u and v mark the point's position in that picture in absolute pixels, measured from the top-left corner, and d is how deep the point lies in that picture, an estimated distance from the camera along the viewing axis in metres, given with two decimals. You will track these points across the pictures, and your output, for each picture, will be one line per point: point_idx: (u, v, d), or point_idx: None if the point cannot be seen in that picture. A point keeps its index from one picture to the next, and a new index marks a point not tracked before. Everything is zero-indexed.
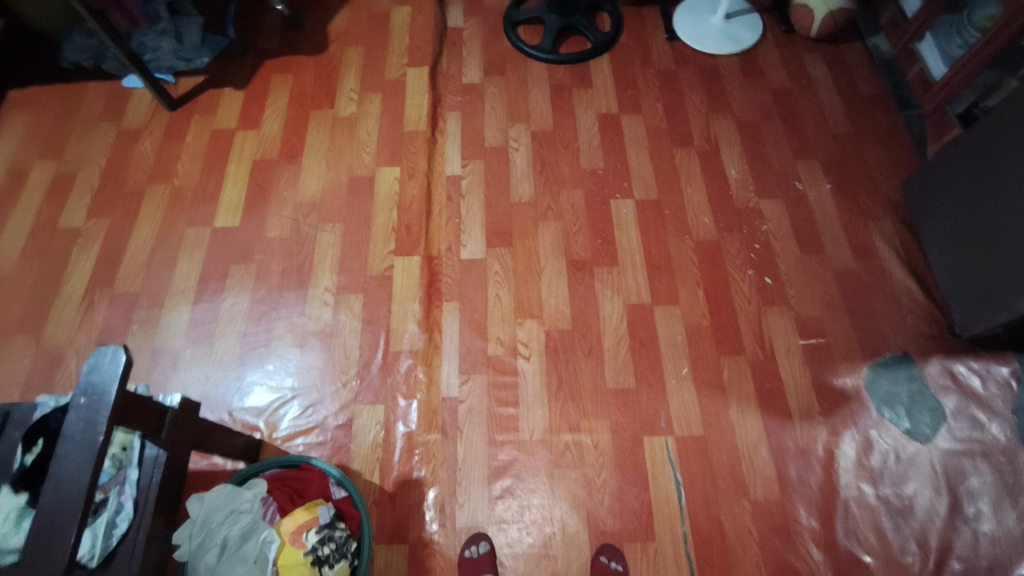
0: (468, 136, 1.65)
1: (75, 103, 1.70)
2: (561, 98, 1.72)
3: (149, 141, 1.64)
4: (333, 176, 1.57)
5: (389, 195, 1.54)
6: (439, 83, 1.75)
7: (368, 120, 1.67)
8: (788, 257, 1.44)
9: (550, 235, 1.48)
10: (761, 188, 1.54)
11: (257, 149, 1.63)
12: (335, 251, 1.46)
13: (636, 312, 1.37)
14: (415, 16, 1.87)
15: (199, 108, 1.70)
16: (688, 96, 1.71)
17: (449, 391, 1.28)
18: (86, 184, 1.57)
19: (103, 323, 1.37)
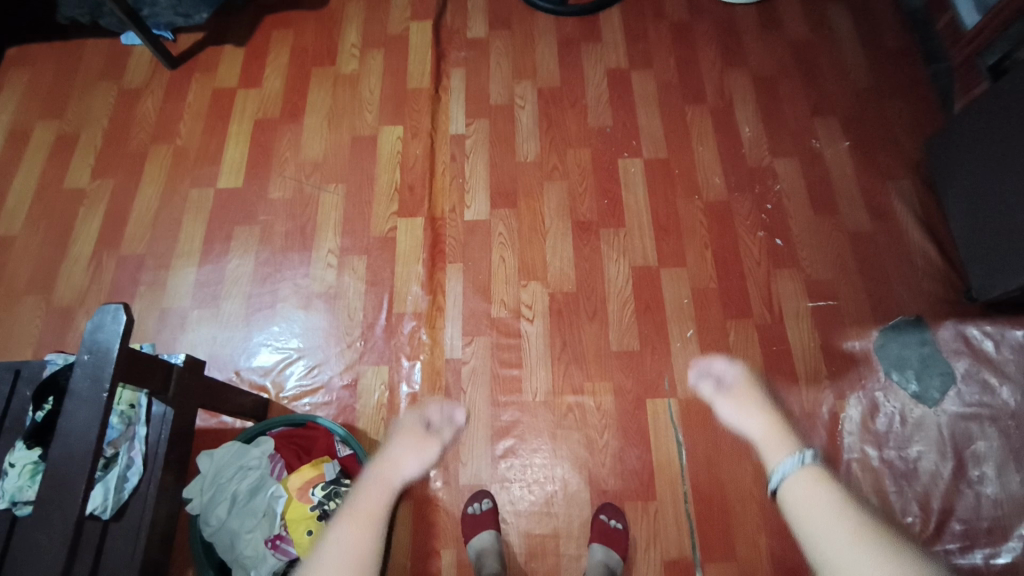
0: (474, 94, 1.60)
1: (74, 61, 1.67)
2: (569, 53, 1.65)
3: (150, 100, 1.61)
4: (335, 136, 1.54)
5: (392, 156, 1.51)
6: (443, 37, 1.69)
7: (370, 77, 1.62)
8: (802, 219, 1.40)
9: (556, 195, 1.44)
10: (776, 147, 1.49)
11: (257, 108, 1.59)
12: (338, 211, 1.44)
13: (643, 275, 1.34)
14: None
15: (199, 66, 1.66)
16: (703, 50, 1.63)
17: (453, 352, 1.28)
18: (88, 145, 1.55)
19: (111, 283, 1.38)
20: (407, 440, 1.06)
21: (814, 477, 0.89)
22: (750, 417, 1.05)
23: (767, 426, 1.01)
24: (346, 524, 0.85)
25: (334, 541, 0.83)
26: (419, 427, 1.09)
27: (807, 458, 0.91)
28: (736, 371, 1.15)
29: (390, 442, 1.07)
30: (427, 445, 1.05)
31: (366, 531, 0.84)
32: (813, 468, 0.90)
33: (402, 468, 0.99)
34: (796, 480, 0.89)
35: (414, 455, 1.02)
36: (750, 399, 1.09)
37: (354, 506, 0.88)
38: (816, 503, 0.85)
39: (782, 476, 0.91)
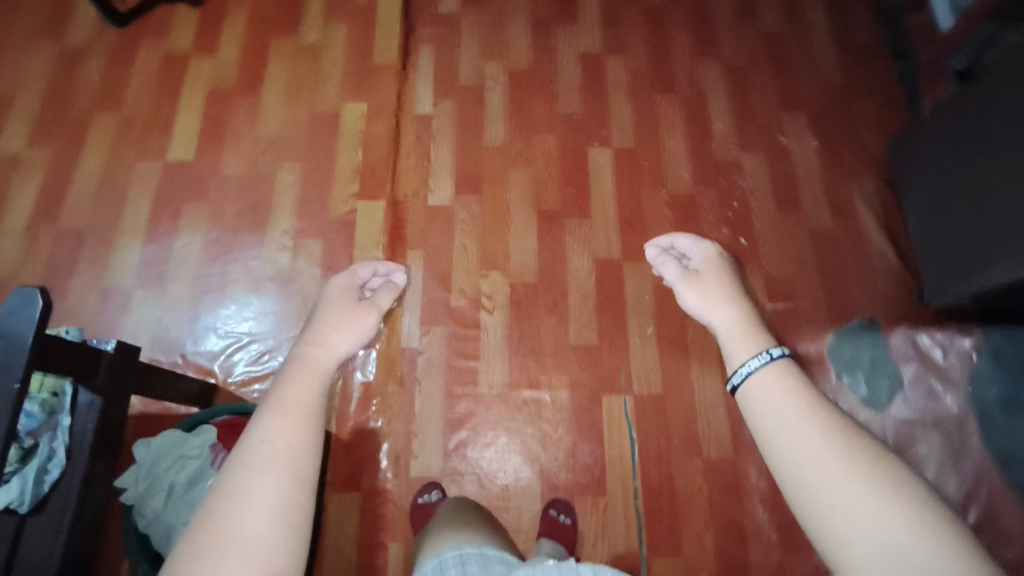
0: (442, 73, 1.54)
1: (10, 16, 1.55)
2: (543, 34, 1.60)
3: (94, 63, 1.51)
4: (294, 112, 1.47)
5: (353, 134, 1.45)
6: (412, 10, 1.62)
7: (333, 50, 1.55)
8: (766, 216, 1.39)
9: (521, 183, 1.41)
10: (745, 142, 1.47)
11: (211, 78, 1.51)
12: (293, 190, 1.39)
13: (605, 268, 1.32)
14: None
15: (148, 28, 1.56)
16: (679, 38, 1.59)
17: (409, 341, 1.25)
18: (25, 108, 1.46)
19: (47, 260, 1.31)
20: (339, 309, 1.05)
21: (777, 380, 0.66)
22: (717, 312, 0.87)
23: (736, 325, 0.82)
24: (279, 401, 0.79)
25: (269, 418, 0.76)
26: (348, 298, 1.06)
27: (766, 350, 0.70)
28: (703, 259, 1.01)
29: (318, 311, 1.05)
30: (362, 319, 1.05)
31: (301, 410, 0.78)
32: (772, 361, 0.69)
33: (333, 341, 0.94)
34: (756, 374, 0.68)
35: (346, 327, 1.00)
36: (710, 287, 0.93)
37: (290, 384, 0.82)
38: (785, 397, 0.64)
39: (749, 368, 0.69)
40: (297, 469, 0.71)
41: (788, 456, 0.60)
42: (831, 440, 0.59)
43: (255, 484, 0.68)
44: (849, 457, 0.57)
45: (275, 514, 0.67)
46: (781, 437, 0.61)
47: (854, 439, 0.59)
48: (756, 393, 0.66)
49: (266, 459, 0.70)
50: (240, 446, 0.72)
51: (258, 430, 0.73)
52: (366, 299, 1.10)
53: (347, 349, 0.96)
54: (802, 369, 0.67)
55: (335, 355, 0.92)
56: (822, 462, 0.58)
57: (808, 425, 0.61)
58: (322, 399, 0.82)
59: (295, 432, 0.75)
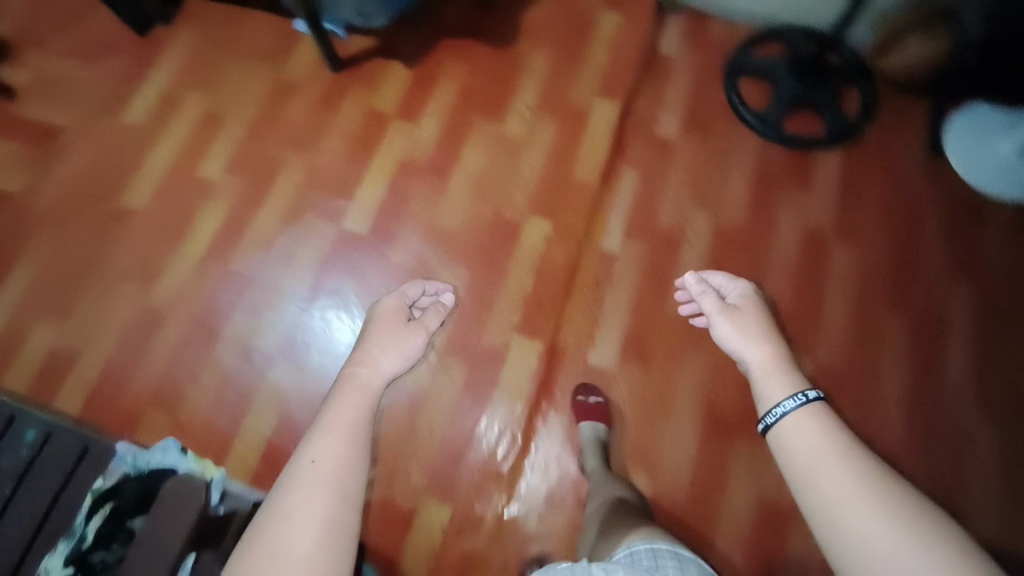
0: (641, 206, 1.38)
1: (243, 35, 1.59)
2: (766, 192, 1.39)
3: (303, 101, 1.51)
4: (477, 207, 1.38)
5: (530, 255, 1.33)
6: (629, 125, 1.46)
7: (535, 148, 1.43)
8: (981, 515, 1.16)
9: (695, 371, 1.24)
10: (980, 409, 1.23)
11: (407, 147, 1.45)
12: (456, 300, 1.30)
13: (766, 510, 1.14)
14: (624, 29, 1.56)
15: (362, 77, 1.53)
16: (929, 246, 1.35)
17: (527, 522, 1.14)
18: (230, 132, 1.48)
19: (206, 299, 1.33)
20: (388, 327, 0.99)
21: (810, 420, 0.69)
22: (748, 342, 0.83)
23: (769, 360, 0.80)
24: (325, 425, 0.74)
25: (318, 439, 0.73)
26: (399, 320, 1.02)
27: (804, 393, 0.72)
28: (740, 290, 0.96)
29: (367, 331, 1.00)
30: (411, 339, 0.98)
31: (348, 432, 0.74)
32: (807, 406, 0.70)
33: (380, 359, 0.90)
34: (794, 416, 0.70)
35: (395, 343, 0.96)
36: (746, 320, 0.88)
37: (335, 408, 0.78)
38: (814, 444, 0.66)
39: (782, 410, 0.71)
40: (341, 486, 0.68)
41: (822, 491, 0.61)
42: (863, 478, 0.61)
43: (295, 506, 0.65)
44: (877, 495, 0.59)
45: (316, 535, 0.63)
46: (821, 483, 0.62)
47: (881, 475, 0.61)
48: (796, 436, 0.68)
49: (313, 482, 0.67)
50: (292, 466, 0.69)
51: (307, 452, 0.71)
52: (411, 321, 1.03)
53: (393, 368, 0.90)
54: (840, 418, 0.69)
55: (380, 374, 0.87)
56: (847, 498, 0.60)
57: (834, 456, 0.63)
58: (365, 413, 0.79)
59: (341, 455, 0.71)
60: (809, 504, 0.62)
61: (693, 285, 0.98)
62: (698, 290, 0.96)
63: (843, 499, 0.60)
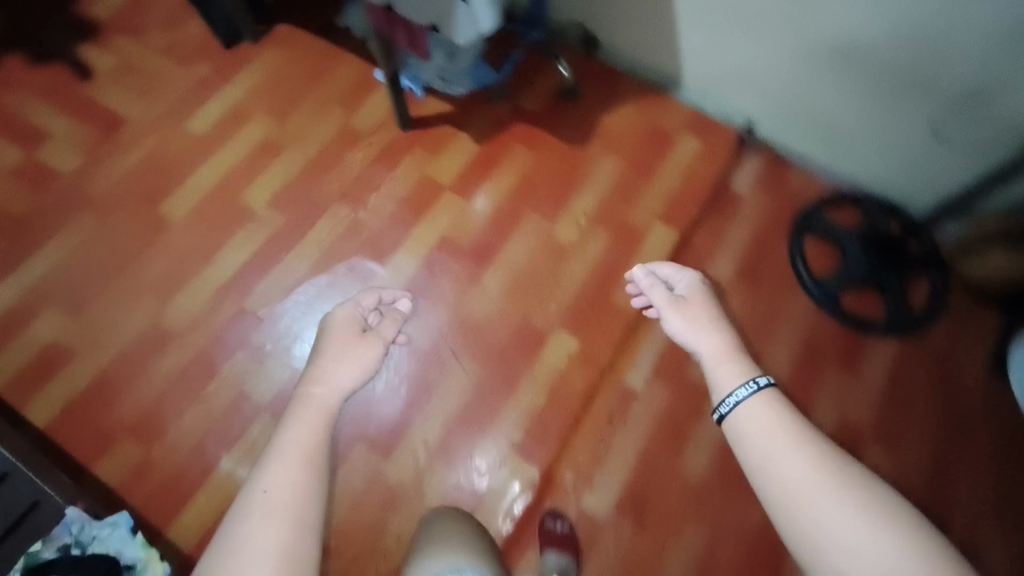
0: (675, 347, 1.30)
1: (325, 72, 1.60)
2: (809, 365, 1.31)
3: (364, 152, 1.50)
4: (508, 306, 1.32)
5: (548, 371, 1.27)
6: (682, 257, 1.41)
7: (581, 258, 1.38)
8: None
9: (690, 544, 1.14)
10: None
11: (452, 223, 1.41)
12: (462, 400, 1.24)
13: None
14: (700, 156, 1.53)
15: (428, 140, 1.51)
16: (973, 473, 1.23)
17: None
18: (286, 167, 1.48)
19: (213, 331, 1.30)
20: (342, 342, 1.04)
21: (768, 413, 0.82)
22: (696, 331, 1.02)
23: (719, 349, 0.97)
24: (289, 442, 0.84)
25: (272, 466, 0.81)
26: (354, 320, 1.11)
27: (755, 382, 0.87)
28: (688, 284, 1.16)
29: (318, 354, 1.03)
30: (365, 348, 1.05)
31: (307, 446, 0.84)
32: (759, 395, 0.85)
33: (335, 375, 0.97)
34: (745, 406, 0.84)
35: (348, 367, 1.00)
36: (688, 311, 1.08)
37: (288, 434, 0.85)
38: (766, 429, 0.80)
39: (736, 399, 0.86)
40: (303, 487, 0.78)
41: (783, 478, 0.73)
42: (821, 469, 0.72)
43: (247, 535, 0.72)
44: (835, 487, 0.69)
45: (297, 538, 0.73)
46: (784, 475, 0.73)
47: (847, 478, 0.70)
48: (749, 422, 0.82)
49: (268, 508, 0.74)
50: (250, 494, 0.76)
51: (258, 484, 0.77)
52: (365, 333, 1.08)
53: (348, 382, 0.98)
54: (783, 402, 0.84)
55: (338, 390, 0.95)
56: (808, 490, 0.70)
57: (786, 442, 0.77)
58: (328, 417, 0.91)
59: (293, 480, 0.78)
60: (787, 509, 0.71)
61: (641, 280, 1.20)
62: (648, 285, 1.17)
63: (801, 485, 0.71)
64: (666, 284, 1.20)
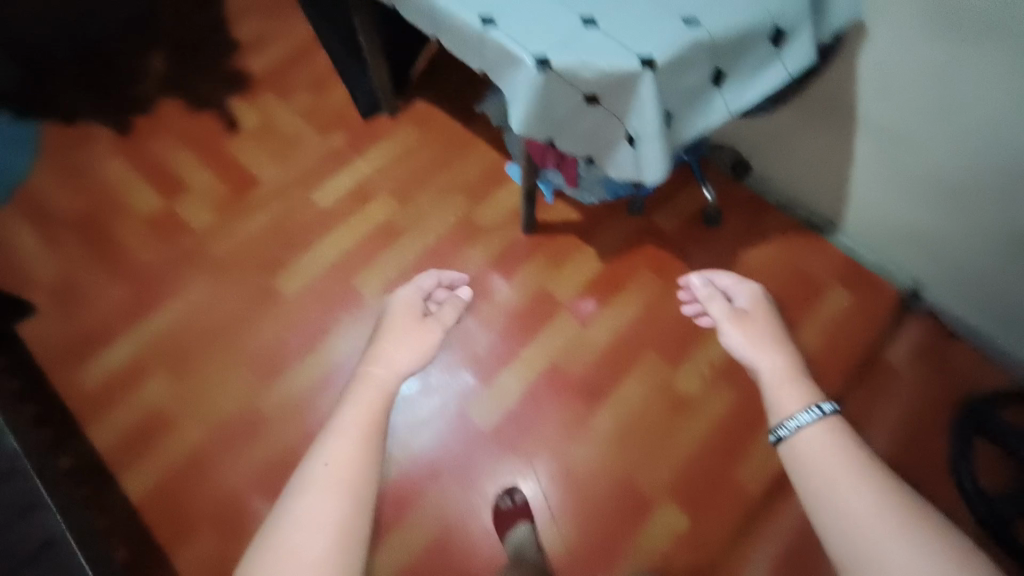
0: (801, 548, 1.13)
1: (456, 157, 1.56)
2: None
3: (482, 250, 1.43)
4: (612, 461, 1.22)
5: (649, 549, 1.14)
6: None
7: (700, 417, 1.25)
8: None
9: None
10: None
11: (565, 348, 1.33)
12: (541, 539, 1.15)
13: None
14: (849, 317, 1.37)
15: (550, 248, 1.43)
16: None
17: None
18: (402, 254, 1.44)
19: (305, 425, 1.26)
20: (403, 327, 0.88)
21: (826, 440, 0.64)
22: (761, 347, 0.80)
23: (783, 368, 0.75)
24: (348, 408, 0.72)
25: (327, 443, 0.68)
26: (413, 306, 0.94)
27: (818, 406, 0.67)
28: (749, 297, 0.92)
29: (380, 334, 0.88)
30: (431, 327, 0.89)
31: (371, 418, 0.71)
32: (822, 421, 0.66)
33: (395, 359, 0.80)
34: (807, 434, 0.65)
35: (404, 348, 0.84)
36: (754, 325, 0.84)
37: (350, 411, 0.71)
38: (824, 460, 0.62)
39: (798, 422, 0.66)
40: (355, 492, 0.63)
41: (837, 500, 0.58)
42: (884, 495, 0.57)
43: (307, 510, 0.60)
44: (897, 524, 0.54)
45: (331, 541, 0.58)
46: (842, 502, 0.58)
47: (911, 512, 0.55)
48: (810, 453, 0.63)
49: (330, 484, 0.63)
50: (309, 462, 0.66)
51: (322, 453, 0.66)
52: (428, 317, 0.92)
53: (411, 368, 0.81)
54: (851, 435, 0.65)
55: (401, 371, 0.79)
56: (867, 521, 0.55)
57: (847, 468, 0.60)
58: (388, 405, 0.75)
59: (355, 458, 0.65)
60: (837, 529, 0.57)
61: (700, 289, 0.99)
62: (707, 296, 0.96)
63: (862, 519, 0.56)
64: (727, 296, 0.96)
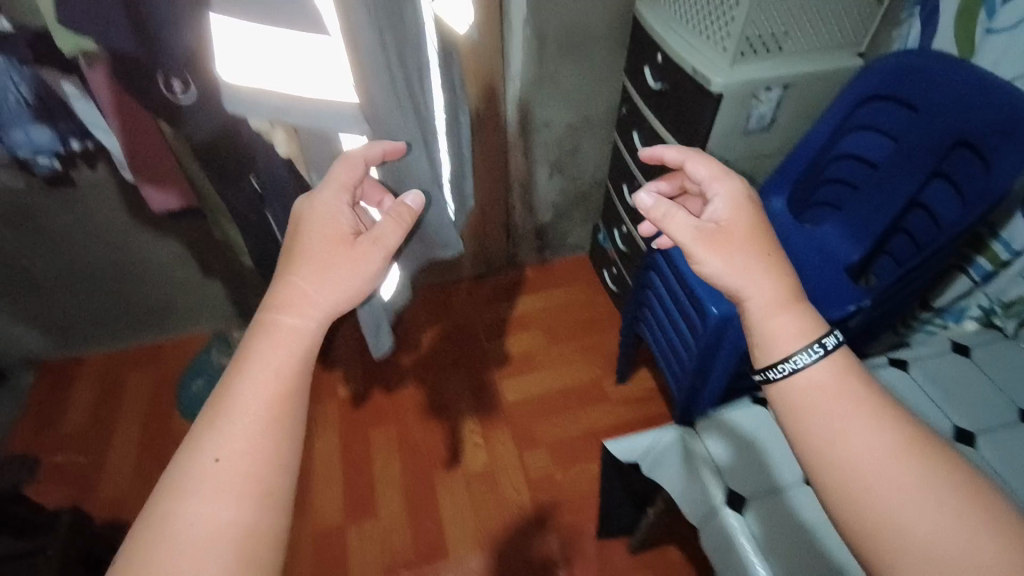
0: None
1: None
2: None
3: None
4: None
5: None
6: None
7: None
8: None
9: None
10: None
11: None
12: None
13: None
14: None
15: None
16: None
17: None
18: None
19: None
20: (326, 251, 0.62)
21: (829, 381, 0.51)
22: (742, 270, 0.59)
23: (773, 294, 0.57)
24: (256, 369, 0.53)
25: (210, 425, 0.51)
26: (343, 197, 0.63)
27: (819, 343, 0.53)
28: (725, 206, 0.67)
29: (296, 249, 0.62)
30: (379, 240, 0.64)
31: (281, 388, 0.54)
32: (826, 360, 0.52)
33: (317, 291, 0.59)
34: (807, 374, 0.52)
35: (331, 278, 0.60)
36: (731, 244, 0.62)
37: (252, 380, 0.53)
38: (824, 398, 0.51)
39: (798, 365, 0.53)
40: (260, 485, 0.50)
41: (843, 449, 0.48)
42: (892, 435, 0.48)
43: (196, 516, 0.48)
44: (903, 457, 0.47)
45: (234, 555, 0.47)
46: (841, 440, 0.48)
47: (917, 444, 0.48)
48: (809, 393, 0.51)
49: (221, 484, 0.49)
50: (196, 454, 0.50)
51: (211, 441, 0.50)
52: (364, 236, 0.64)
53: (343, 306, 0.61)
54: (861, 368, 0.53)
55: (320, 313, 0.59)
56: (872, 462, 0.47)
57: (858, 409, 0.49)
58: (306, 365, 0.56)
59: (256, 448, 0.51)
60: (850, 492, 0.47)
61: (647, 210, 0.68)
62: (660, 216, 0.67)
63: (871, 469, 0.47)
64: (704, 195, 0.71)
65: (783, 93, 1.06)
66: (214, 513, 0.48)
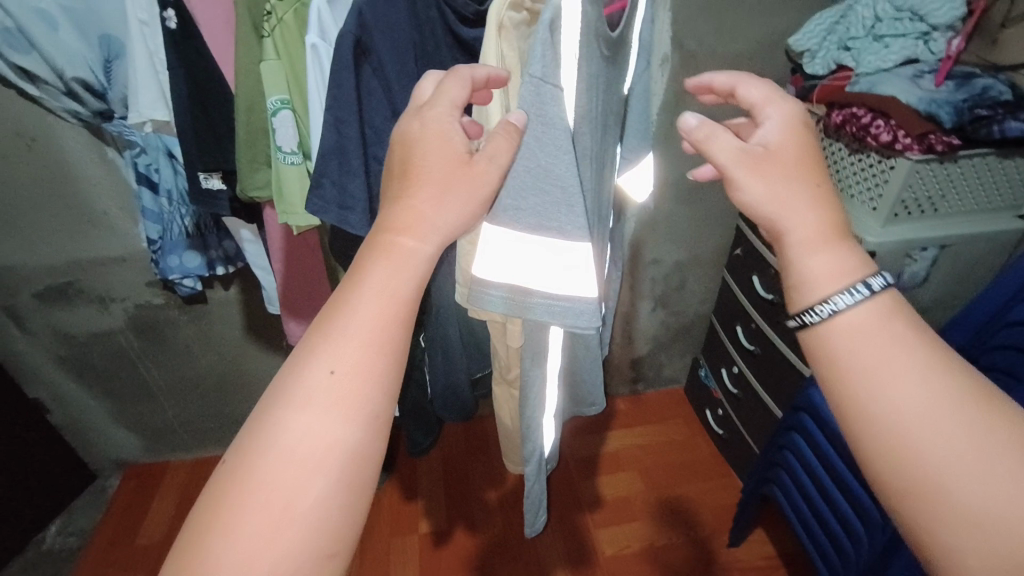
0: None
1: None
2: None
3: None
4: None
5: None
6: None
7: None
8: None
9: None
10: None
11: None
12: None
13: None
14: None
15: None
16: None
17: None
18: None
19: None
20: (436, 165, 0.50)
21: (877, 322, 0.42)
22: (789, 205, 0.49)
23: (815, 226, 0.47)
24: (371, 283, 0.44)
25: (319, 337, 0.43)
26: (454, 112, 0.53)
27: (864, 284, 0.43)
28: (779, 125, 0.54)
29: (395, 173, 0.51)
30: (496, 160, 0.52)
31: (394, 310, 0.45)
32: (874, 304, 0.43)
33: (424, 207, 0.48)
34: (855, 317, 0.43)
35: (445, 197, 0.49)
36: (773, 169, 0.51)
37: (366, 295, 0.44)
38: (872, 341, 0.42)
39: (838, 307, 0.43)
40: (365, 408, 0.43)
41: (890, 400, 0.40)
42: (944, 379, 0.40)
43: (302, 430, 0.41)
44: (958, 407, 0.39)
45: (338, 482, 0.41)
46: (881, 389, 0.40)
47: (971, 389, 0.39)
48: (856, 338, 0.42)
49: (327, 402, 0.42)
50: (309, 360, 0.43)
51: (326, 350, 0.43)
52: (480, 154, 0.52)
53: (457, 233, 0.50)
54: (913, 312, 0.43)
55: (440, 235, 0.49)
56: (920, 413, 0.39)
57: (912, 353, 0.41)
58: (422, 281, 0.47)
59: (368, 376, 0.43)
60: (887, 446, 0.40)
61: (687, 130, 0.56)
62: (703, 136, 0.55)
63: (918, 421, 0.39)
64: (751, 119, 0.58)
65: (938, 252, 1.02)
66: (319, 433, 0.41)
